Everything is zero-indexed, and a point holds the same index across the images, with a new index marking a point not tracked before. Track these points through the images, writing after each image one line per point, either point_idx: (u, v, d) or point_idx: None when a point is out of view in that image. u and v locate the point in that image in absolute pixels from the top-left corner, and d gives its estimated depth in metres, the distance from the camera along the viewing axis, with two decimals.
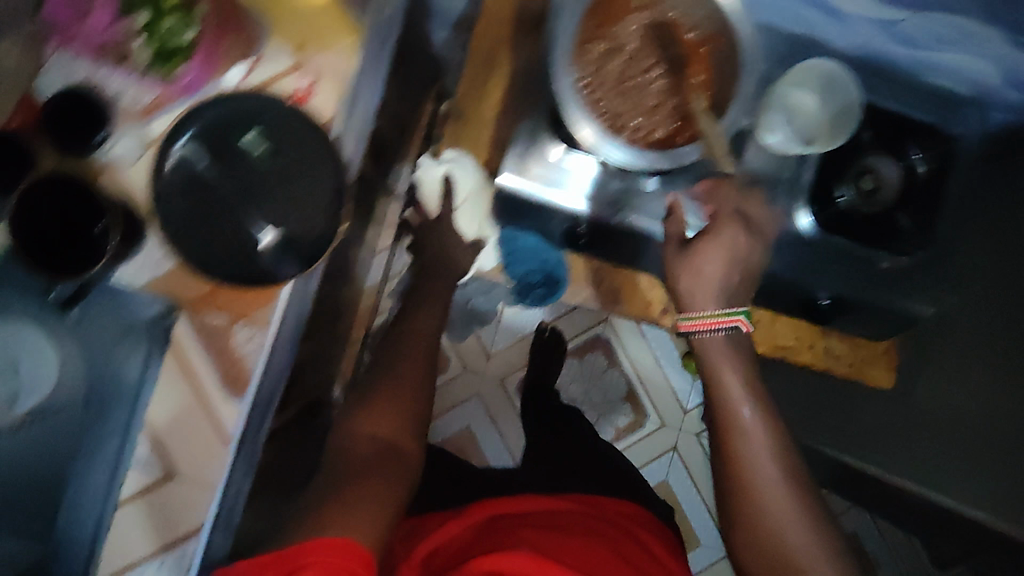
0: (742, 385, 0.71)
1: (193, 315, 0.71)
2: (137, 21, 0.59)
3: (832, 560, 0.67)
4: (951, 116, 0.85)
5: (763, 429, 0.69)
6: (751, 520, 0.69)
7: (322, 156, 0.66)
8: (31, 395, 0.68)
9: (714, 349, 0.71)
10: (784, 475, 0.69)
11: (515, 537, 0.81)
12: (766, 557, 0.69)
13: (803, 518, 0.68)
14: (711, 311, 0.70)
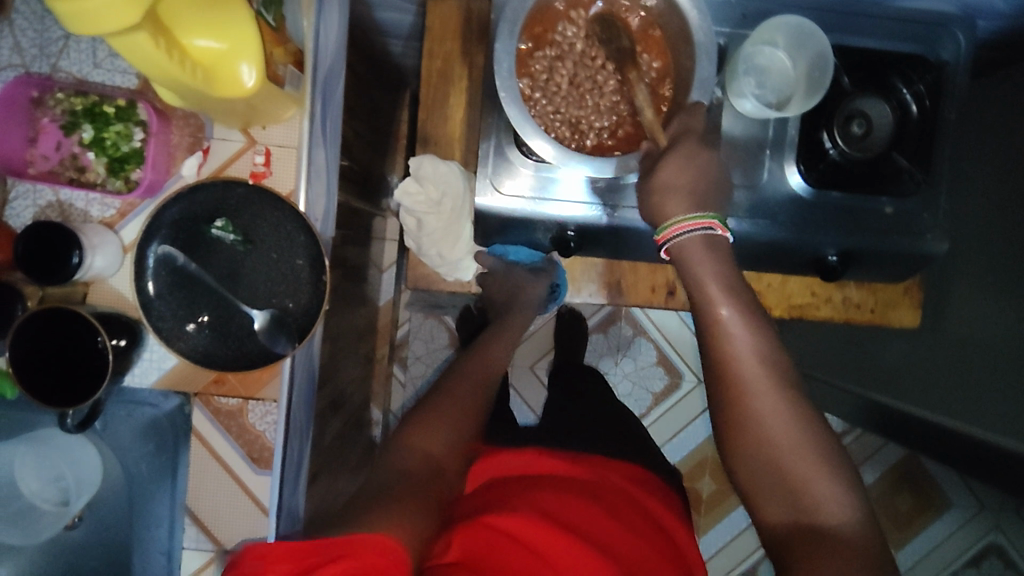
0: (722, 278, 0.60)
1: (207, 401, 0.84)
2: (84, 136, 0.68)
3: (837, 479, 0.55)
4: (937, 38, 0.80)
5: (746, 326, 0.59)
6: (746, 419, 0.57)
7: (291, 229, 0.66)
8: (81, 495, 0.81)
9: (691, 253, 0.62)
10: (770, 365, 0.58)
11: (515, 490, 0.68)
12: (762, 469, 0.57)
13: (798, 434, 0.56)
14: (685, 213, 0.62)
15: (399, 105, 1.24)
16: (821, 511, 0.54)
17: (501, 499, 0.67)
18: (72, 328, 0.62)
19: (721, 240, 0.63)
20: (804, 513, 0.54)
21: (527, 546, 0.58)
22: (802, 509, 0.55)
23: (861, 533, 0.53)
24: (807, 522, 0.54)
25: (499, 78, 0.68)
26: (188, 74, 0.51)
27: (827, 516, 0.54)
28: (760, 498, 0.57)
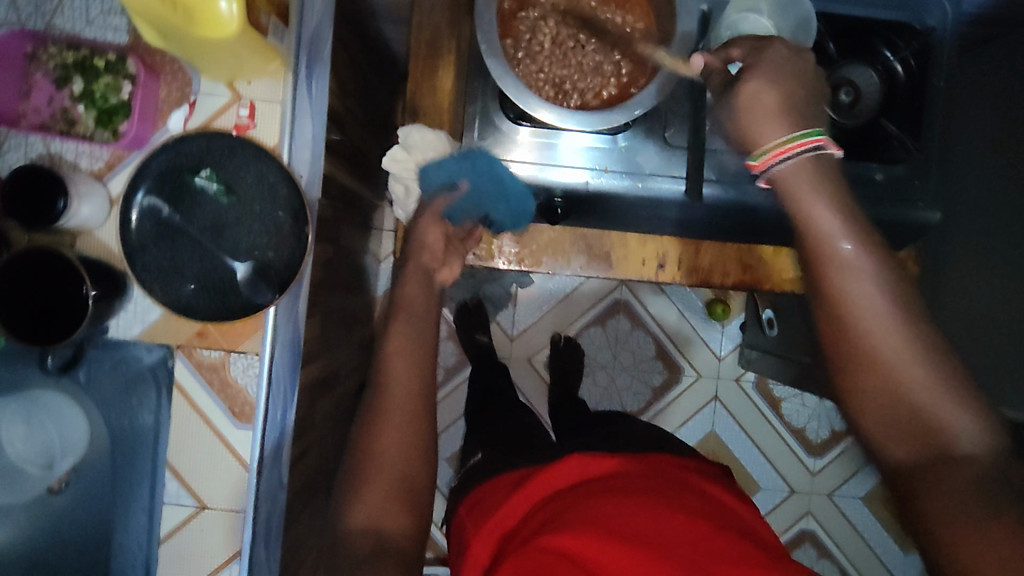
0: (829, 203, 0.47)
1: (189, 352, 0.72)
2: (74, 89, 0.67)
3: (961, 402, 0.43)
4: (923, 6, 0.81)
5: (856, 240, 0.45)
6: (847, 325, 0.45)
7: (274, 180, 0.67)
8: (67, 456, 0.75)
9: (796, 181, 0.47)
10: (886, 282, 0.45)
11: (559, 504, 0.61)
12: (878, 403, 0.45)
13: (913, 345, 0.44)
14: (785, 136, 0.48)
15: (394, 92, 1.25)
16: (952, 436, 0.43)
17: (563, 509, 0.60)
18: (56, 274, 0.62)
19: (833, 161, 0.48)
20: (934, 441, 0.43)
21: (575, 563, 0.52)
22: (930, 438, 0.43)
23: (997, 465, 0.42)
24: (930, 455, 0.43)
25: (480, 32, 0.69)
26: (170, 10, 0.52)
27: (956, 447, 0.43)
28: (872, 420, 0.46)
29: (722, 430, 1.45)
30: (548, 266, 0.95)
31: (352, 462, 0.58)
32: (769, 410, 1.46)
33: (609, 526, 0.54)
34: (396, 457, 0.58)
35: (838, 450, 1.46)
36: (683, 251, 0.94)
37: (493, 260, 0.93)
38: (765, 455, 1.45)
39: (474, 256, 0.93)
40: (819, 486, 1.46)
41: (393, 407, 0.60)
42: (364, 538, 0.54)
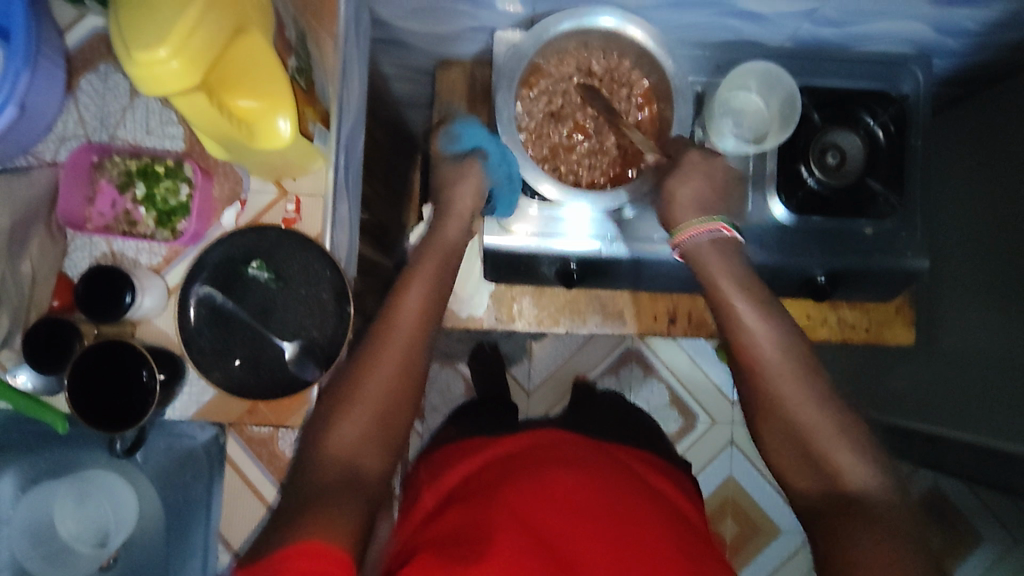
0: (734, 273, 0.67)
1: (240, 430, 0.78)
2: (136, 193, 0.74)
3: (855, 450, 0.59)
4: (896, 74, 0.89)
5: (757, 314, 0.64)
6: (767, 396, 0.62)
7: (318, 267, 0.73)
8: (121, 531, 0.72)
9: (704, 256, 0.68)
10: (787, 347, 0.63)
11: (511, 463, 0.71)
12: (792, 446, 0.61)
13: (815, 401, 0.61)
14: (697, 218, 0.70)
15: (410, 165, 1.33)
16: (843, 476, 0.58)
17: (511, 466, 0.69)
18: (126, 362, 0.68)
19: (734, 238, 0.70)
20: (830, 478, 0.59)
21: (517, 519, 0.61)
22: (829, 475, 0.59)
23: (885, 500, 0.56)
24: (831, 487, 0.58)
25: (501, 124, 0.81)
26: (236, 129, 0.59)
27: (850, 483, 0.58)
28: (786, 463, 0.62)
29: (740, 476, 1.47)
30: (566, 325, 1.01)
31: (337, 395, 0.61)
32: None
33: (547, 489, 0.64)
34: (382, 392, 0.61)
35: None
36: (692, 304, 1.00)
37: (514, 322, 1.00)
38: (783, 498, 1.47)
39: (496, 318, 1.00)
40: None
41: (388, 352, 0.63)
42: (335, 469, 0.56)
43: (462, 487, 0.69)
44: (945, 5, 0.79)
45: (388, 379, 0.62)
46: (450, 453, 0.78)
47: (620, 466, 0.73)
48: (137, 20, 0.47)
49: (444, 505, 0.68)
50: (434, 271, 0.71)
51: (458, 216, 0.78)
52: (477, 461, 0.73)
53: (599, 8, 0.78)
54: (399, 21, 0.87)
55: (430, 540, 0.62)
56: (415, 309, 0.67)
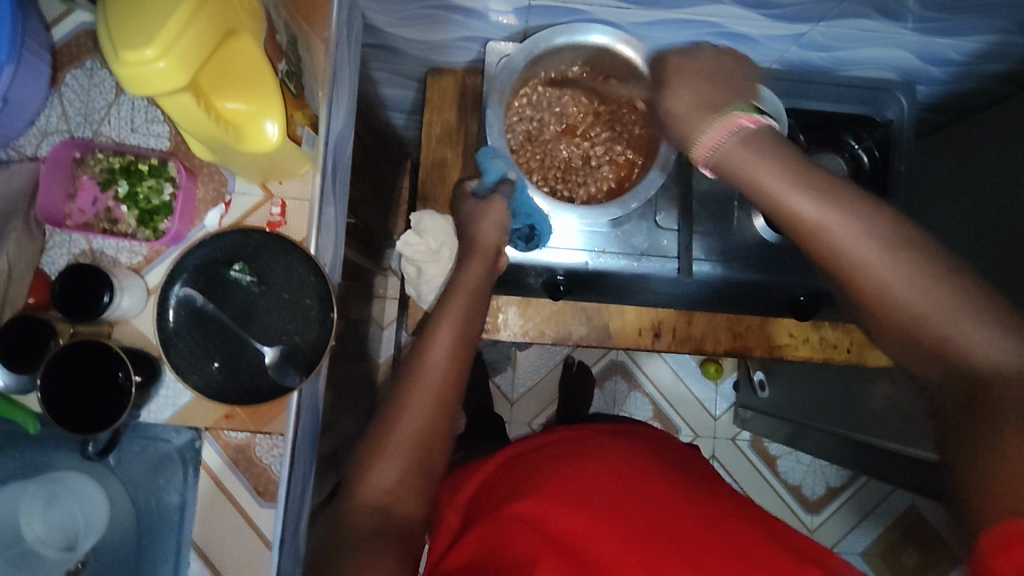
0: (777, 159, 0.54)
1: (217, 434, 0.76)
2: (119, 191, 0.73)
3: (984, 318, 0.49)
4: (882, 101, 0.90)
5: (833, 211, 0.51)
6: (868, 293, 0.52)
7: (302, 271, 0.72)
8: (89, 535, 0.76)
9: (734, 158, 0.55)
10: (883, 239, 0.51)
11: (517, 468, 0.72)
12: (902, 342, 0.52)
13: (925, 283, 0.50)
14: (708, 124, 0.56)
15: (398, 170, 1.33)
16: (973, 355, 0.49)
17: (545, 462, 0.72)
18: (103, 363, 0.67)
19: (767, 123, 0.57)
20: (956, 362, 0.50)
21: (534, 526, 0.62)
22: (956, 362, 0.50)
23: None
24: (958, 373, 0.50)
25: (490, 138, 0.83)
26: (223, 132, 0.58)
27: (979, 363, 0.49)
28: (902, 354, 0.53)
29: None
30: (551, 337, 0.99)
31: (371, 442, 0.64)
32: (765, 468, 1.48)
33: (557, 489, 0.66)
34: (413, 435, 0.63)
35: (834, 505, 1.48)
36: (678, 320, 1.00)
37: (499, 333, 0.98)
38: None
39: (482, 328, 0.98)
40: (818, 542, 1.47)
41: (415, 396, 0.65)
42: (368, 517, 0.59)
43: (480, 501, 0.71)
44: (929, 34, 0.81)
45: (427, 413, 0.64)
46: (465, 470, 0.81)
47: (644, 452, 0.75)
48: (127, 21, 0.47)
49: (468, 523, 0.70)
50: (463, 310, 0.72)
51: (482, 253, 0.78)
52: (514, 459, 0.75)
53: (590, 26, 0.79)
54: (392, 28, 0.87)
55: (459, 566, 0.64)
56: (443, 353, 0.67)
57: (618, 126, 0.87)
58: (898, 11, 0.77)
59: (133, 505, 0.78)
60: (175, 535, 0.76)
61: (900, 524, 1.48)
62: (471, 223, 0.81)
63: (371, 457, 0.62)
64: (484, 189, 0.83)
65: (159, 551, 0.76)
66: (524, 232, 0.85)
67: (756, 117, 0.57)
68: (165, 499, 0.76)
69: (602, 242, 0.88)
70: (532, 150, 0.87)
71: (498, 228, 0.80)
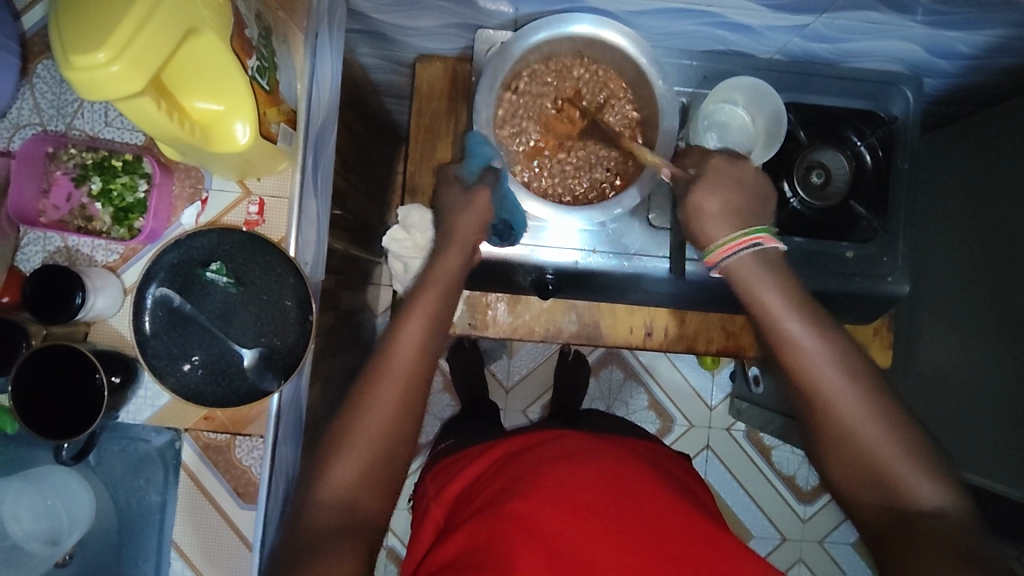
0: (780, 295, 0.64)
1: (196, 435, 0.75)
2: (92, 188, 0.71)
3: (923, 467, 0.57)
4: (886, 95, 0.87)
5: (815, 337, 0.62)
6: (828, 421, 0.60)
7: (282, 272, 0.71)
8: (73, 532, 0.75)
9: (743, 271, 0.65)
10: (850, 374, 0.60)
11: (508, 467, 0.70)
12: (848, 464, 0.59)
13: (871, 416, 0.59)
14: (732, 233, 0.65)
15: (391, 157, 1.30)
16: (912, 496, 0.56)
17: (526, 460, 0.69)
18: (73, 367, 0.65)
19: (778, 249, 0.66)
20: (895, 501, 0.57)
21: (525, 530, 0.60)
22: (895, 497, 0.57)
23: (960, 519, 0.54)
24: (901, 508, 0.56)
25: (477, 125, 0.78)
26: (187, 133, 0.57)
27: (922, 506, 0.56)
28: (847, 492, 0.60)
29: (714, 481, 1.46)
30: (543, 334, 0.98)
31: (335, 435, 0.61)
32: (760, 459, 1.47)
33: (552, 492, 0.63)
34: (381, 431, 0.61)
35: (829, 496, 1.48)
36: (670, 319, 0.99)
37: (489, 329, 0.97)
38: (757, 504, 1.46)
39: (470, 324, 0.97)
40: (810, 532, 1.47)
41: (385, 388, 0.62)
42: (333, 512, 0.58)
43: (464, 503, 0.70)
44: (940, 27, 0.77)
45: (393, 415, 0.62)
46: (453, 466, 0.79)
47: (630, 455, 0.72)
48: (79, 22, 0.45)
49: (455, 521, 0.68)
50: (434, 302, 0.68)
51: (460, 244, 0.74)
52: (496, 459, 0.74)
53: (575, 15, 0.76)
54: (377, 15, 0.83)
55: (445, 563, 0.63)
56: (413, 346, 0.64)
57: (622, 119, 0.83)
58: (908, 5, 0.73)
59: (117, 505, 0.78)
60: (156, 534, 0.76)
61: None
62: (449, 217, 0.77)
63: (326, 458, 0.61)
64: (468, 177, 0.79)
65: (142, 546, 0.76)
66: (502, 227, 0.81)
67: (773, 243, 0.65)
68: (147, 498, 0.76)
69: (593, 243, 0.86)
70: (526, 144, 0.83)
71: (476, 224, 0.75)
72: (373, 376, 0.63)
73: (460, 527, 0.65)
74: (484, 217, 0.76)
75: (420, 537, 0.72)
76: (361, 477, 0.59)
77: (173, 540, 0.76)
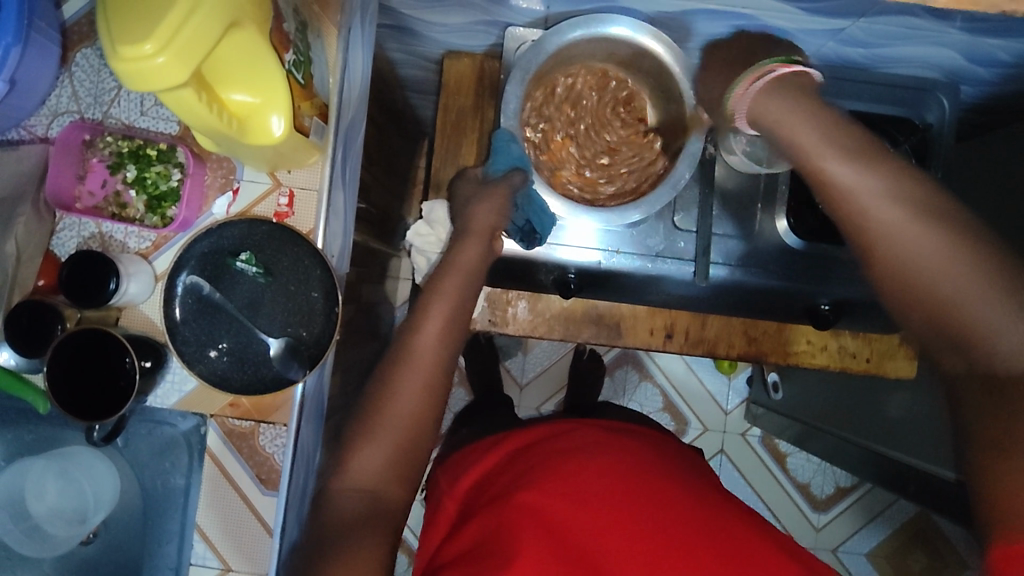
0: (812, 123, 0.57)
1: (221, 421, 0.76)
2: (127, 175, 0.73)
3: (1008, 309, 0.48)
4: (922, 101, 0.86)
5: (870, 179, 0.53)
6: (888, 265, 0.52)
7: (309, 264, 0.71)
8: (98, 511, 0.78)
9: (760, 108, 0.60)
10: (913, 208, 0.51)
11: (519, 460, 0.69)
12: (911, 313, 0.52)
13: (955, 263, 0.50)
14: (744, 76, 0.63)
15: (414, 152, 1.31)
16: (984, 341, 0.49)
17: (537, 454, 0.68)
18: (105, 350, 0.67)
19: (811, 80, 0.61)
20: (966, 345, 0.49)
21: (534, 519, 0.60)
22: (963, 344, 0.50)
23: None
24: (972, 360, 0.49)
25: (505, 118, 0.78)
26: (225, 124, 0.58)
27: (995, 349, 0.48)
28: (919, 331, 0.53)
29: (729, 485, 1.46)
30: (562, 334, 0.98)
31: (359, 427, 0.61)
32: (775, 465, 1.46)
33: (562, 483, 0.62)
34: (405, 430, 0.60)
35: (844, 504, 1.46)
36: (691, 322, 0.96)
37: (507, 328, 0.95)
38: (770, 509, 1.45)
39: (490, 321, 0.95)
40: (823, 540, 1.45)
41: (407, 383, 0.61)
42: (354, 502, 0.58)
43: (477, 496, 0.70)
44: (978, 34, 0.76)
45: (413, 410, 0.61)
46: (464, 459, 0.78)
47: (648, 449, 0.71)
48: (128, 16, 0.46)
49: (465, 517, 0.68)
50: (455, 296, 0.67)
51: (479, 233, 0.73)
52: (508, 450, 0.73)
53: (613, 16, 0.76)
54: (408, 11, 0.84)
55: (456, 555, 0.63)
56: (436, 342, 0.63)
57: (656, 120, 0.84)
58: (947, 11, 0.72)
59: (140, 487, 0.79)
60: (178, 513, 0.78)
61: (908, 528, 1.46)
62: (468, 208, 0.76)
63: (351, 448, 0.61)
64: (492, 173, 0.79)
65: (164, 524, 0.78)
66: (525, 229, 0.81)
67: (794, 69, 0.60)
68: (169, 479, 0.78)
69: (617, 242, 0.86)
70: (555, 144, 0.84)
71: (494, 211, 0.75)
72: (397, 367, 0.62)
73: (474, 518, 0.64)
74: (504, 208, 0.76)
75: (433, 530, 0.72)
76: (385, 468, 0.59)
77: (193, 519, 0.77)
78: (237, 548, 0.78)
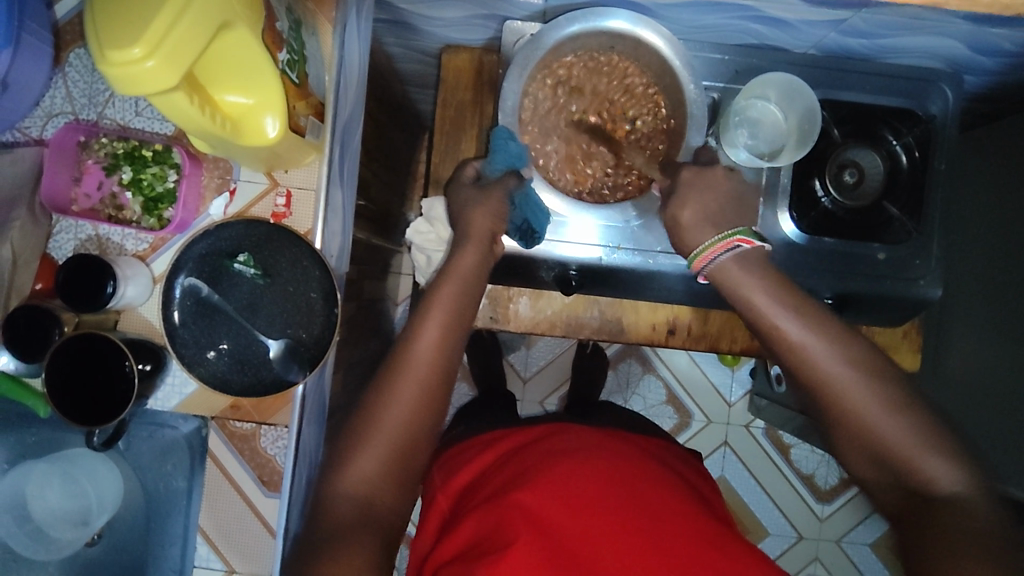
0: (774, 301, 0.62)
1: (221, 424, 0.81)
2: (123, 177, 0.73)
3: (941, 453, 0.56)
4: (925, 92, 0.85)
5: (818, 338, 0.60)
6: (840, 416, 0.59)
7: (308, 265, 0.70)
8: (103, 514, 0.78)
9: (729, 274, 0.65)
10: (854, 364, 0.59)
11: (513, 459, 0.69)
12: (869, 455, 0.58)
13: (895, 413, 0.57)
14: (715, 237, 0.66)
15: (414, 146, 1.29)
16: (927, 480, 0.56)
17: (531, 454, 0.68)
18: (104, 356, 0.66)
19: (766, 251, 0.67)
20: (913, 482, 0.56)
21: (528, 519, 0.59)
22: (914, 482, 0.56)
23: (971, 501, 0.54)
24: (916, 493, 0.56)
25: (502, 114, 0.77)
26: (218, 125, 0.57)
27: (940, 490, 0.55)
28: (863, 470, 0.59)
29: (731, 478, 1.46)
30: (563, 330, 0.98)
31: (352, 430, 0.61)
32: (777, 457, 1.46)
33: (556, 483, 0.62)
34: (398, 432, 0.60)
35: (846, 496, 1.46)
36: (693, 318, 0.98)
37: (509, 324, 0.96)
38: (773, 501, 1.46)
39: (491, 318, 0.96)
40: (826, 531, 1.46)
41: (403, 384, 0.61)
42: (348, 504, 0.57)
43: (471, 494, 0.69)
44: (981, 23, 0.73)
45: (407, 411, 0.61)
46: (458, 455, 0.78)
47: (639, 450, 0.71)
48: (115, 17, 0.45)
49: (457, 515, 0.68)
50: (452, 295, 0.66)
51: (477, 239, 0.71)
52: (501, 451, 0.73)
53: (611, 9, 0.75)
54: (403, 6, 0.82)
55: (450, 557, 0.62)
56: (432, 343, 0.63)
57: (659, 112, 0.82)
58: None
59: (143, 489, 0.81)
60: (182, 509, 0.83)
61: None
62: (467, 208, 0.75)
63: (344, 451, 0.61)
64: (491, 172, 0.78)
65: (168, 519, 0.83)
66: (523, 228, 0.80)
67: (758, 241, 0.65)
68: (172, 480, 0.82)
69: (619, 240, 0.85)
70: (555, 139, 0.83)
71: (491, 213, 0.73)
72: (393, 369, 0.62)
73: (466, 518, 0.64)
74: (499, 212, 0.74)
75: (425, 527, 0.72)
76: (376, 470, 0.59)
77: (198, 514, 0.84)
78: (241, 537, 0.84)
